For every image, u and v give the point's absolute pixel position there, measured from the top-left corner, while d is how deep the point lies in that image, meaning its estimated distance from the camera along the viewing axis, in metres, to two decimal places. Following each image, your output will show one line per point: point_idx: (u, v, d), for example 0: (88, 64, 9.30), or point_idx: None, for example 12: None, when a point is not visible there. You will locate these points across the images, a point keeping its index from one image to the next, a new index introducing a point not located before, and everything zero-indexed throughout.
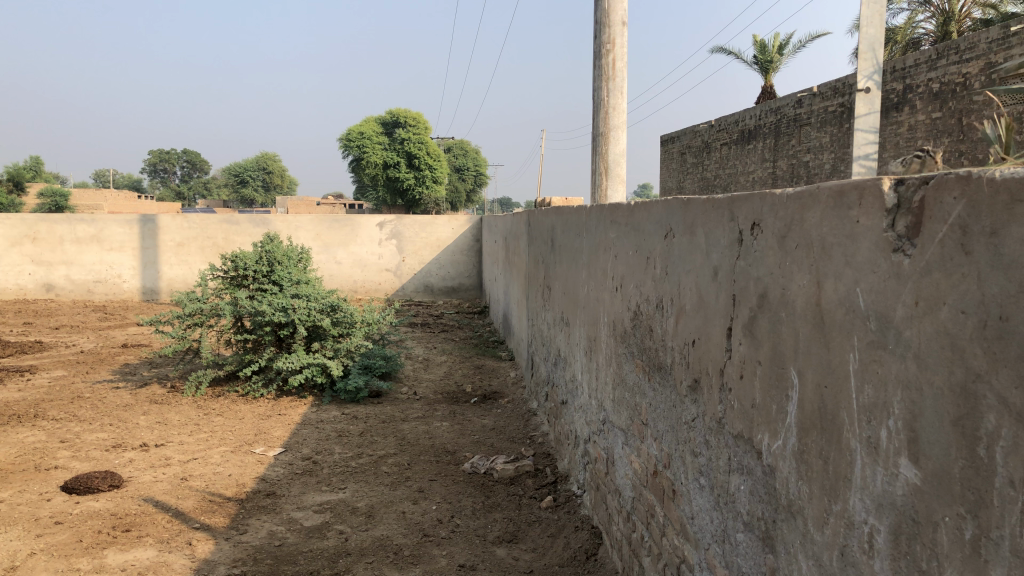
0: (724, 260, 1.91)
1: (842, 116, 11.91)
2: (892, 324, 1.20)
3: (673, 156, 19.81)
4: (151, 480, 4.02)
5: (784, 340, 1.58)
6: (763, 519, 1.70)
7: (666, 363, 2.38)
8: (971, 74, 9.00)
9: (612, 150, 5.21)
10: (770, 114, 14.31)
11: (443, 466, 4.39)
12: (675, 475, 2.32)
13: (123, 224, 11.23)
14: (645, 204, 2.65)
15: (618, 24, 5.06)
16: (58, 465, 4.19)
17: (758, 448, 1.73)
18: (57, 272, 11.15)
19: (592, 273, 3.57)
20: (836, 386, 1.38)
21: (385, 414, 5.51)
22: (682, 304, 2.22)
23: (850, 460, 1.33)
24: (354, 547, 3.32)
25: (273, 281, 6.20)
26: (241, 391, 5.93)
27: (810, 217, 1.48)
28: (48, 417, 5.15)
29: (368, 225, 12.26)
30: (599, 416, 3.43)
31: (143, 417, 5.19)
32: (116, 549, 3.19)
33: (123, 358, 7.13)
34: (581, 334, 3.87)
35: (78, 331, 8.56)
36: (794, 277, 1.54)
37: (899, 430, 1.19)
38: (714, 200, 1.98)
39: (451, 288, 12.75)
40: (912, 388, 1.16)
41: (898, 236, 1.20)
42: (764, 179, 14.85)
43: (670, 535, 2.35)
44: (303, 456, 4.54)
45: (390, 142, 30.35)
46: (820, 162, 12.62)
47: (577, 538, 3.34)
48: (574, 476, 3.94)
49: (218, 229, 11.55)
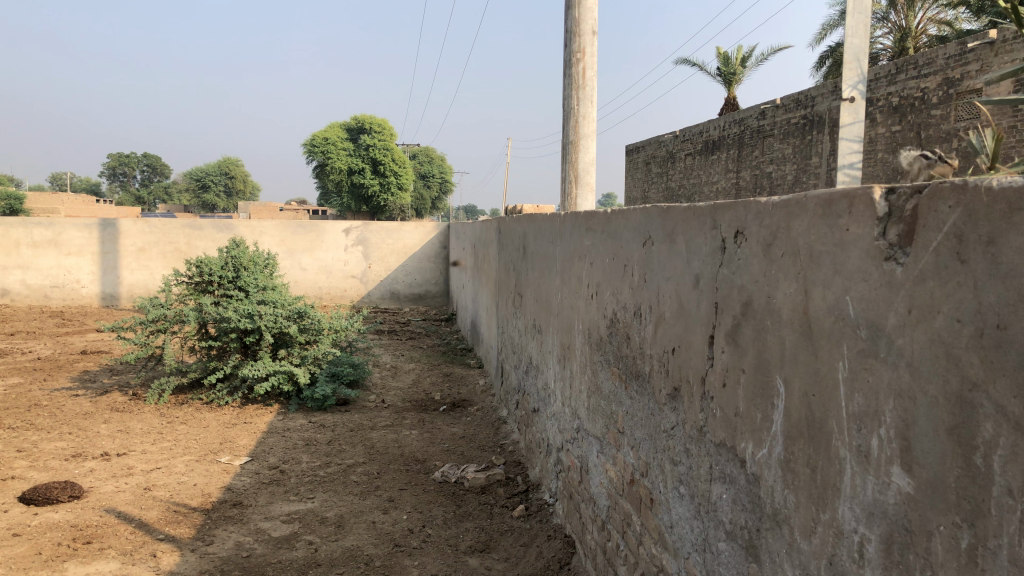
0: (706, 268, 1.90)
1: (805, 128, 12.11)
2: (884, 332, 1.20)
3: (637, 165, 19.92)
4: (113, 490, 3.91)
5: (770, 348, 1.58)
6: (747, 529, 1.69)
7: (644, 370, 2.37)
8: (928, 89, 9.20)
9: (582, 158, 5.20)
10: (733, 125, 14.48)
11: (413, 475, 4.34)
12: (653, 483, 2.31)
13: (82, 228, 10.99)
14: (622, 211, 2.64)
15: (588, 33, 5.08)
16: (14, 476, 4.06)
17: (741, 456, 1.72)
18: (12, 276, 10.87)
19: (566, 280, 3.56)
20: (824, 396, 1.37)
21: (352, 422, 5.44)
22: (661, 311, 2.21)
23: (839, 468, 1.33)
24: (325, 558, 3.26)
25: (239, 287, 6.10)
26: (205, 398, 5.81)
27: (797, 225, 1.48)
28: (3, 426, 4.99)
29: (333, 230, 12.14)
30: (572, 424, 3.41)
31: (104, 426, 5.06)
32: (77, 562, 3.09)
33: (82, 365, 6.96)
34: (553, 342, 3.85)
35: (35, 337, 8.34)
36: (780, 285, 1.54)
37: (891, 438, 1.19)
38: (696, 208, 1.98)
39: (418, 296, 12.66)
40: (904, 397, 1.16)
41: (889, 245, 1.20)
42: (728, 190, 15.01)
43: (647, 544, 2.34)
44: (270, 464, 4.47)
45: (355, 148, 30.14)
46: (783, 173, 12.80)
47: (550, 547, 3.31)
48: (546, 484, 3.91)
49: (180, 233, 11.34)
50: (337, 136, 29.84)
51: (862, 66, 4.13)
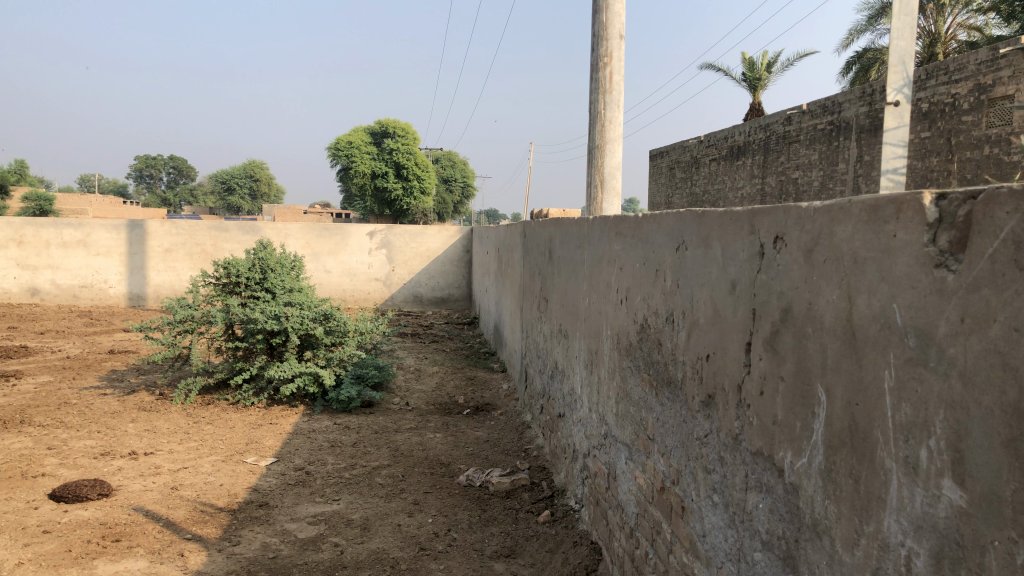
0: (743, 274, 1.88)
1: (831, 134, 11.98)
2: (934, 342, 1.18)
3: (662, 170, 19.82)
4: (141, 489, 3.94)
5: (811, 356, 1.56)
6: (784, 539, 1.66)
7: (677, 378, 2.35)
8: (959, 95, 9.08)
9: (608, 162, 5.18)
10: (759, 131, 14.37)
11: (437, 478, 4.33)
12: (685, 491, 2.28)
13: (110, 229, 11.10)
14: (653, 215, 2.62)
15: (616, 37, 5.07)
16: (45, 473, 4.11)
17: (778, 465, 1.69)
18: (42, 276, 11.00)
19: (594, 284, 3.54)
20: (869, 405, 1.35)
21: (377, 424, 5.45)
22: (695, 317, 2.19)
23: (885, 480, 1.30)
24: (350, 560, 3.25)
25: (266, 289, 6.13)
26: (231, 399, 5.84)
27: (840, 231, 1.45)
28: (34, 423, 5.05)
29: (358, 233, 12.20)
30: (599, 430, 3.39)
31: (132, 425, 5.10)
32: (107, 560, 3.11)
33: (110, 364, 7.03)
34: (580, 347, 3.84)
35: (64, 336, 8.44)
36: (823, 292, 1.51)
37: (941, 450, 1.17)
38: (732, 213, 1.95)
39: (441, 299, 12.70)
40: (957, 408, 1.14)
41: (940, 252, 1.18)
42: (753, 196, 14.91)
43: (678, 552, 2.31)
44: (296, 466, 4.48)
45: (379, 152, 30.35)
46: (809, 179, 12.72)
47: (576, 554, 3.29)
48: (572, 490, 3.89)
49: (206, 235, 11.45)
50: (361, 140, 29.99)
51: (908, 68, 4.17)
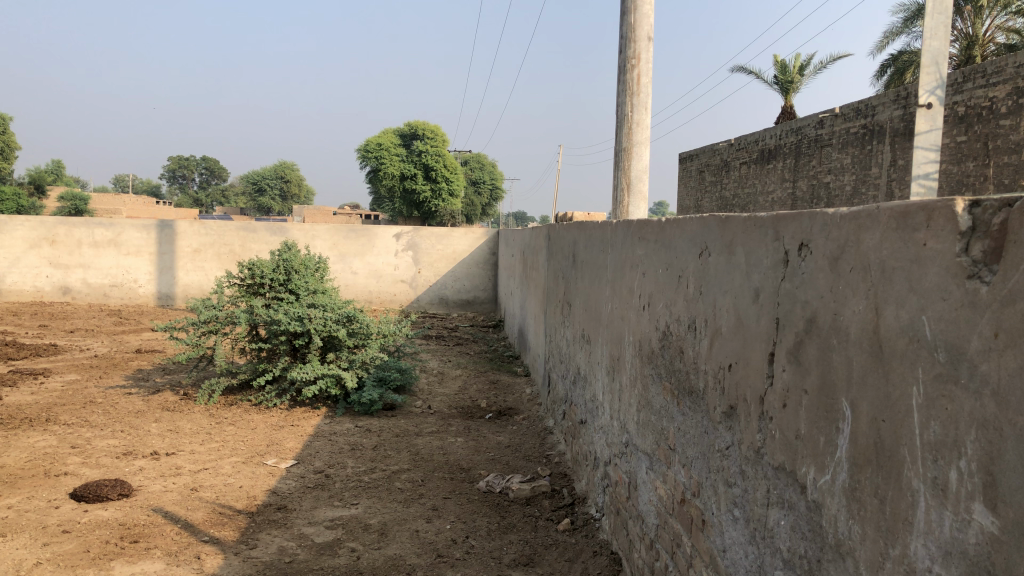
0: (767, 282, 1.81)
1: (864, 138, 11.77)
2: (965, 357, 1.12)
3: (691, 174, 19.62)
4: (162, 489, 3.95)
5: (836, 369, 1.49)
6: (806, 559, 1.60)
7: (698, 387, 2.28)
8: (997, 98, 8.88)
9: (635, 165, 5.10)
10: (791, 134, 14.18)
11: (456, 484, 4.29)
12: (705, 504, 2.22)
13: (141, 229, 11.23)
14: (676, 221, 2.57)
15: (644, 39, 5.01)
16: (67, 472, 4.13)
17: (802, 482, 1.63)
18: (74, 275, 11.13)
19: (616, 289, 3.48)
20: (896, 422, 1.28)
21: (398, 427, 5.43)
22: (717, 325, 2.12)
23: (911, 501, 1.24)
24: (366, 566, 3.22)
25: (290, 290, 6.13)
26: (254, 400, 5.86)
27: (867, 239, 1.39)
28: (59, 421, 5.10)
29: (385, 235, 12.21)
30: (620, 438, 3.32)
31: (155, 426, 5.12)
32: (124, 561, 3.11)
33: (136, 363, 7.09)
34: (602, 353, 3.77)
35: (94, 335, 8.52)
36: (849, 302, 1.44)
37: (972, 472, 1.10)
38: (756, 219, 1.89)
39: (466, 301, 12.66)
40: (988, 428, 1.07)
41: (972, 262, 1.12)
42: (784, 200, 14.69)
43: (698, 566, 2.25)
44: (315, 468, 4.47)
45: (408, 154, 30.45)
46: (841, 184, 12.53)
47: (596, 564, 3.24)
48: (592, 499, 3.84)
49: (234, 236, 11.56)
50: (391, 142, 30.09)
51: (943, 69, 4.11)
